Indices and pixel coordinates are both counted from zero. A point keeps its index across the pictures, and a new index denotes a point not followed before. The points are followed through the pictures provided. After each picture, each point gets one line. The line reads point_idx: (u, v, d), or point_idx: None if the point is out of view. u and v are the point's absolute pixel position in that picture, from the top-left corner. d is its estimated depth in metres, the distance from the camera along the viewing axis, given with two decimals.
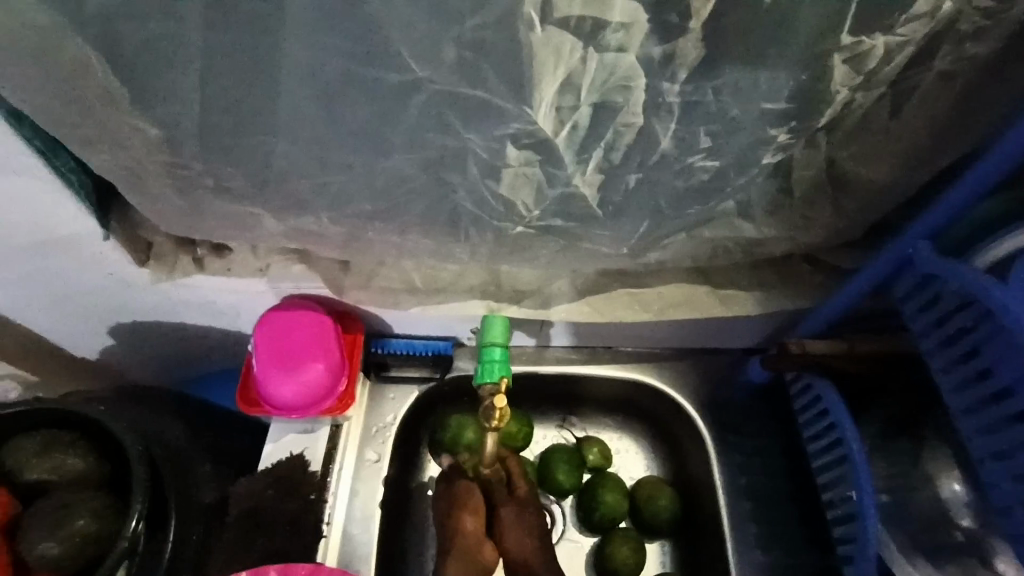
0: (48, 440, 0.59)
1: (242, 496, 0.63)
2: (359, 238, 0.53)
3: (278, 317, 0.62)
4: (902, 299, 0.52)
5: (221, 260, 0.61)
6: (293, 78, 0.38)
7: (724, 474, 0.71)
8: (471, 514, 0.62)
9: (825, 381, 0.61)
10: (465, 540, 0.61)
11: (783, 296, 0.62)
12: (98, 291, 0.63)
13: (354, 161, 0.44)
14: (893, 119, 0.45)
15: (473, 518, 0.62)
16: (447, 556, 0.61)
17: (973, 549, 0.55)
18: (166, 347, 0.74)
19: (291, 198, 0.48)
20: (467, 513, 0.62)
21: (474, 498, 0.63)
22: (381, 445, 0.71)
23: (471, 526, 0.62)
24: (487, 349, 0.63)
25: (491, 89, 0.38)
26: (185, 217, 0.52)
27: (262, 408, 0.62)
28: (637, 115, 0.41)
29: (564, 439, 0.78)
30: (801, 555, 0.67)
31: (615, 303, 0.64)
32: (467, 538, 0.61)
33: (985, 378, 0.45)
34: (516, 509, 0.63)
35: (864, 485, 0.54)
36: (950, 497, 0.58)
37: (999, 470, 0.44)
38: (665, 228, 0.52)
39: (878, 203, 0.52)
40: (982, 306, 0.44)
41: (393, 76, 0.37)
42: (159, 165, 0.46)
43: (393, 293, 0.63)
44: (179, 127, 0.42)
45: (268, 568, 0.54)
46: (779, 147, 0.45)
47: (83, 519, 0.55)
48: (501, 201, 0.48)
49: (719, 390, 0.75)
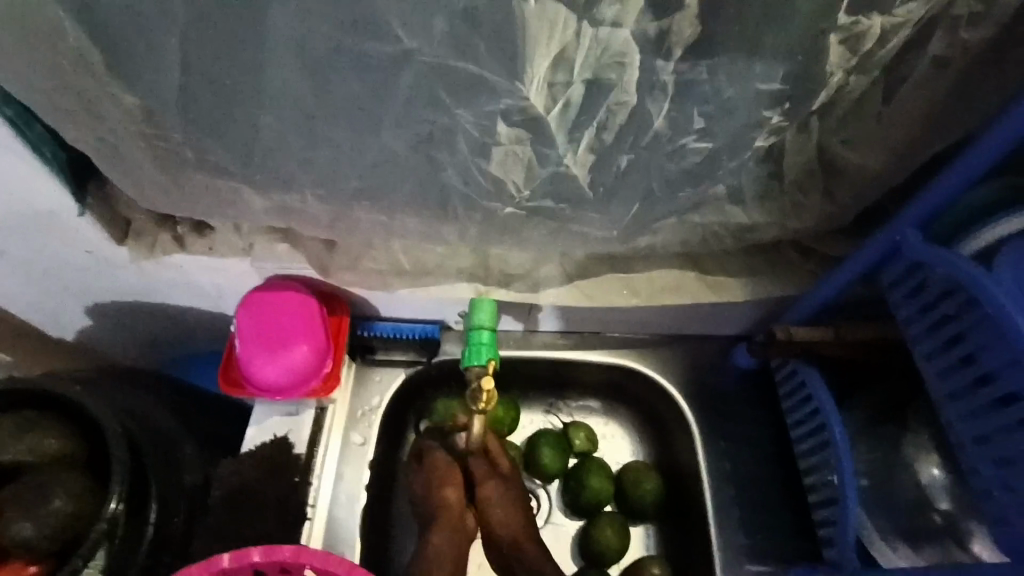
0: (23, 420, 0.58)
1: (227, 476, 0.62)
2: (346, 217, 0.52)
3: (262, 297, 0.61)
4: (889, 286, 0.53)
5: (204, 240, 0.59)
6: (279, 46, 0.36)
7: (710, 459, 0.72)
8: (453, 486, 0.62)
9: (811, 368, 0.62)
10: (450, 509, 0.61)
11: (771, 283, 0.63)
12: (75, 269, 0.61)
13: (342, 135, 0.42)
14: (886, 104, 0.45)
15: (457, 488, 0.62)
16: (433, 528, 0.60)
17: (952, 533, 0.56)
18: (147, 328, 0.73)
19: (276, 173, 0.47)
20: (449, 483, 0.62)
21: (454, 471, 0.63)
22: (367, 428, 0.70)
23: (455, 496, 0.62)
24: (474, 332, 0.62)
25: (483, 63, 0.37)
26: (165, 192, 0.50)
27: (246, 390, 0.61)
28: (630, 93, 0.40)
29: (552, 424, 0.78)
30: (782, 536, 0.68)
31: (604, 288, 0.64)
32: (452, 507, 0.61)
33: (968, 365, 0.45)
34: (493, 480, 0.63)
35: (846, 470, 0.55)
36: (929, 482, 0.58)
37: (981, 454, 0.45)
38: (656, 211, 0.52)
39: (869, 189, 0.52)
40: (967, 294, 0.44)
41: (382, 47, 0.36)
42: (138, 136, 0.44)
43: (380, 275, 0.62)
44: (157, 96, 0.40)
45: (251, 551, 0.53)
46: (772, 130, 0.45)
47: (60, 501, 0.54)
48: (492, 180, 0.47)
49: (706, 376, 0.76)
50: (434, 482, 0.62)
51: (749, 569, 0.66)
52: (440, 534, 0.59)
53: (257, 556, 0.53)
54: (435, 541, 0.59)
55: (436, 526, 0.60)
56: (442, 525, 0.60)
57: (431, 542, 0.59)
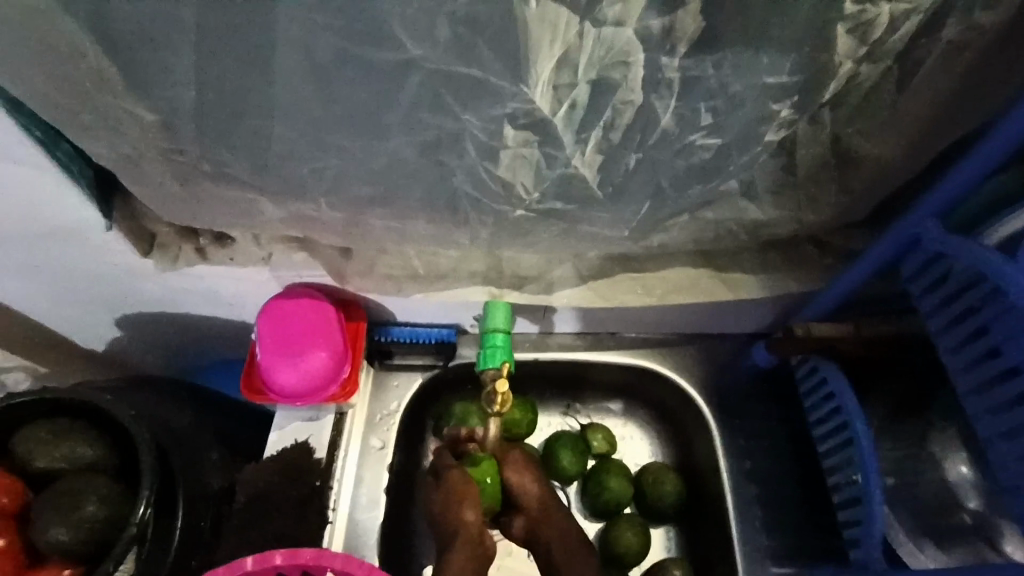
0: (57, 428, 0.60)
1: (249, 480, 0.64)
2: (359, 223, 0.53)
3: (282, 305, 0.62)
4: (909, 279, 0.52)
5: (224, 250, 0.61)
6: (289, 57, 0.37)
7: (729, 459, 0.71)
8: (473, 504, 0.59)
9: (831, 364, 0.60)
10: (471, 530, 0.57)
11: (788, 279, 0.62)
12: (103, 281, 0.63)
13: (353, 143, 0.43)
14: (900, 94, 0.44)
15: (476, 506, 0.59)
16: (453, 548, 0.57)
17: (980, 531, 0.55)
18: (172, 337, 0.75)
19: (289, 182, 0.48)
20: (468, 501, 0.59)
21: (472, 486, 0.60)
22: (385, 432, 0.71)
23: (474, 517, 0.58)
24: (490, 335, 0.63)
25: (487, 66, 0.37)
26: (184, 204, 0.52)
27: (267, 396, 0.62)
28: (636, 92, 0.40)
29: (569, 425, 0.78)
30: (805, 536, 0.67)
31: (617, 288, 0.64)
32: (473, 527, 0.57)
33: (992, 358, 0.44)
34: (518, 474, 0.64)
35: (869, 467, 0.54)
36: (956, 480, 0.58)
37: (1007, 449, 0.43)
38: (666, 209, 0.52)
39: (884, 181, 0.51)
40: (991, 284, 0.43)
41: (389, 55, 0.37)
42: (156, 151, 0.46)
43: (395, 281, 0.63)
44: (174, 110, 0.41)
45: (274, 554, 0.54)
46: (782, 123, 0.44)
47: (93, 506, 0.56)
48: (500, 183, 0.47)
49: (724, 375, 0.75)
50: (451, 501, 0.59)
51: (772, 569, 0.65)
52: (463, 554, 0.56)
53: (280, 560, 0.54)
54: (455, 561, 0.55)
55: (457, 546, 0.57)
56: (462, 542, 0.57)
57: (453, 562, 0.55)
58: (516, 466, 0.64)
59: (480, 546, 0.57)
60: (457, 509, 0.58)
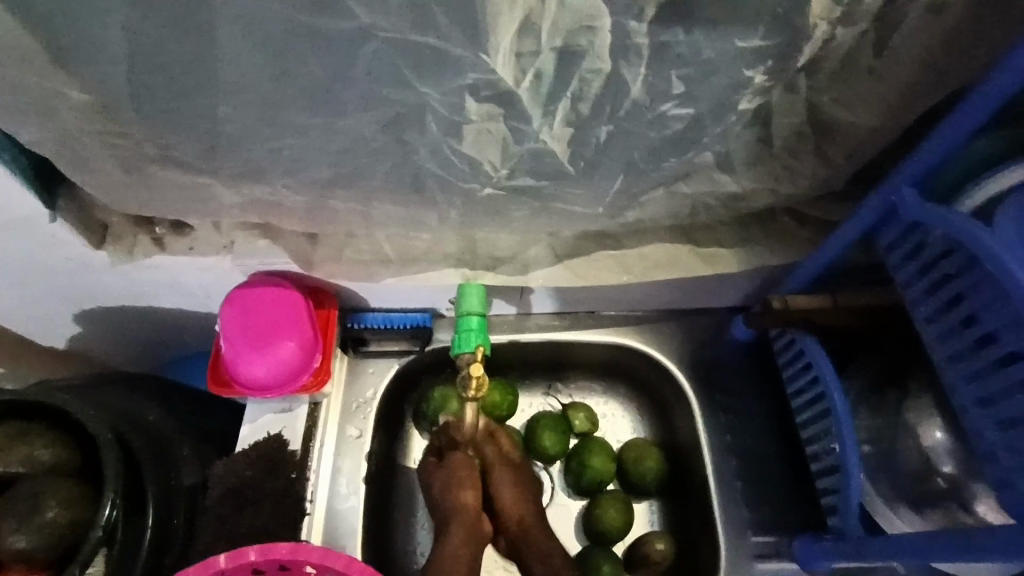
0: (14, 431, 0.57)
1: (223, 476, 0.61)
2: (322, 206, 0.50)
3: (245, 294, 0.59)
4: (887, 248, 0.51)
5: (184, 239, 0.59)
6: (230, 28, 0.34)
7: (711, 433, 0.71)
8: (471, 489, 0.62)
9: (810, 337, 0.61)
10: (468, 514, 0.61)
11: (765, 252, 0.61)
12: (57, 277, 0.60)
13: (306, 120, 0.41)
14: (877, 57, 0.43)
15: (475, 492, 0.62)
16: (448, 530, 0.60)
17: (955, 496, 0.54)
18: (137, 331, 0.72)
19: (243, 165, 0.45)
20: (467, 486, 0.62)
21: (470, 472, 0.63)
22: (362, 421, 0.69)
23: (472, 500, 0.62)
24: (463, 319, 0.62)
25: (444, 34, 0.34)
26: (133, 192, 0.49)
27: (235, 388, 0.60)
28: (604, 60, 0.38)
29: (551, 406, 0.77)
30: (785, 506, 0.67)
31: (596, 266, 0.62)
32: (468, 510, 0.61)
33: (969, 325, 0.44)
34: (514, 497, 0.64)
35: (847, 436, 0.55)
36: (931, 446, 0.56)
37: (983, 416, 0.43)
38: (642, 185, 0.50)
39: (862, 150, 0.50)
40: (968, 251, 0.43)
41: (337, 22, 0.34)
42: (94, 135, 0.42)
43: (365, 265, 0.61)
44: (108, 88, 0.38)
45: (248, 551, 0.52)
46: (757, 91, 0.43)
47: (55, 510, 0.53)
48: (467, 160, 0.45)
49: (704, 352, 0.75)
50: (452, 486, 0.62)
51: (755, 541, 0.66)
52: (458, 538, 0.59)
53: (254, 556, 0.52)
54: (452, 542, 0.59)
55: (453, 529, 0.60)
56: (457, 526, 0.60)
57: (449, 545, 0.58)
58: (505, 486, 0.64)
59: (474, 530, 0.60)
60: (456, 491, 0.62)
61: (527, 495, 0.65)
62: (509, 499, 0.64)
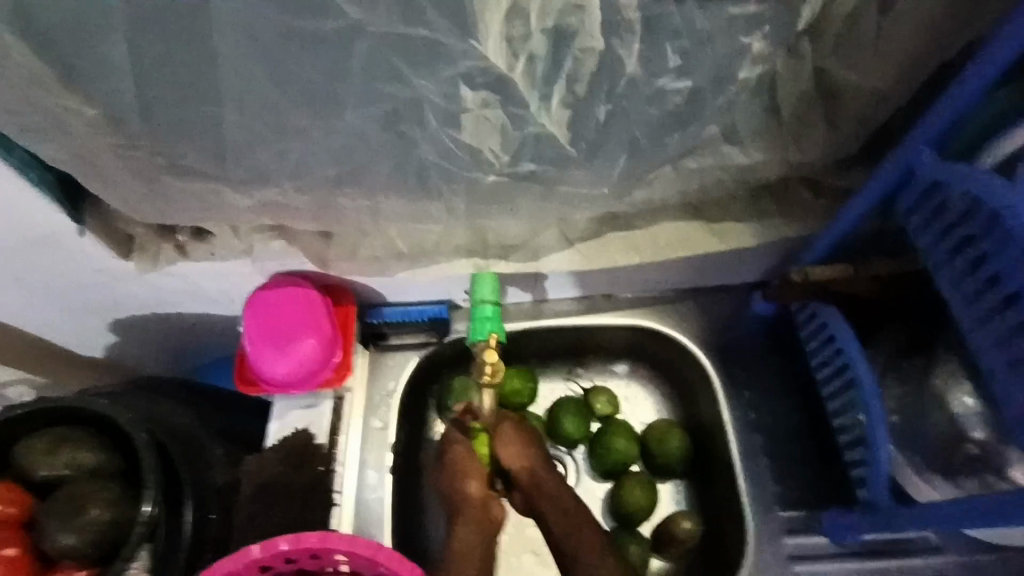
0: (55, 436, 0.59)
1: (254, 472, 0.64)
2: (330, 205, 0.51)
3: (264, 296, 0.61)
4: (906, 213, 0.50)
5: (205, 245, 0.60)
6: (227, 34, 0.35)
7: (734, 411, 0.70)
8: (475, 477, 0.59)
9: (832, 308, 0.60)
10: (473, 501, 0.58)
11: (780, 224, 0.60)
12: (87, 288, 0.62)
13: (308, 122, 0.41)
14: (883, 14, 0.41)
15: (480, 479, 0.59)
16: (459, 523, 0.58)
17: (988, 462, 0.53)
18: (167, 338, 0.75)
19: (251, 170, 0.46)
20: (472, 475, 0.59)
21: (473, 459, 0.59)
22: (386, 413, 0.71)
23: (476, 488, 0.58)
24: (478, 307, 0.62)
25: (434, 25, 0.35)
26: (149, 202, 0.50)
27: (261, 388, 0.62)
28: (596, 38, 0.38)
29: (572, 390, 0.77)
30: (811, 481, 0.67)
31: (607, 250, 0.62)
32: (475, 500, 0.58)
33: (993, 287, 0.43)
34: (513, 449, 0.60)
35: (874, 408, 0.54)
36: (962, 413, 0.55)
37: (1012, 379, 0.42)
38: (646, 163, 0.49)
39: (874, 113, 0.48)
40: (989, 211, 0.41)
41: (327, 21, 0.34)
42: (108, 148, 0.44)
43: (379, 261, 0.62)
44: (117, 102, 0.40)
45: (280, 540, 0.54)
46: (756, 58, 0.42)
47: (98, 509, 0.56)
48: (468, 150, 0.45)
49: (723, 329, 0.74)
50: (455, 473, 0.59)
51: (782, 515, 0.66)
52: (467, 529, 0.57)
53: (287, 545, 0.54)
54: (463, 535, 0.57)
55: (461, 521, 0.58)
56: (468, 520, 0.57)
57: (459, 538, 0.56)
58: (505, 443, 0.60)
59: (484, 520, 0.58)
60: (459, 482, 0.59)
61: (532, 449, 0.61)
62: (508, 454, 0.60)
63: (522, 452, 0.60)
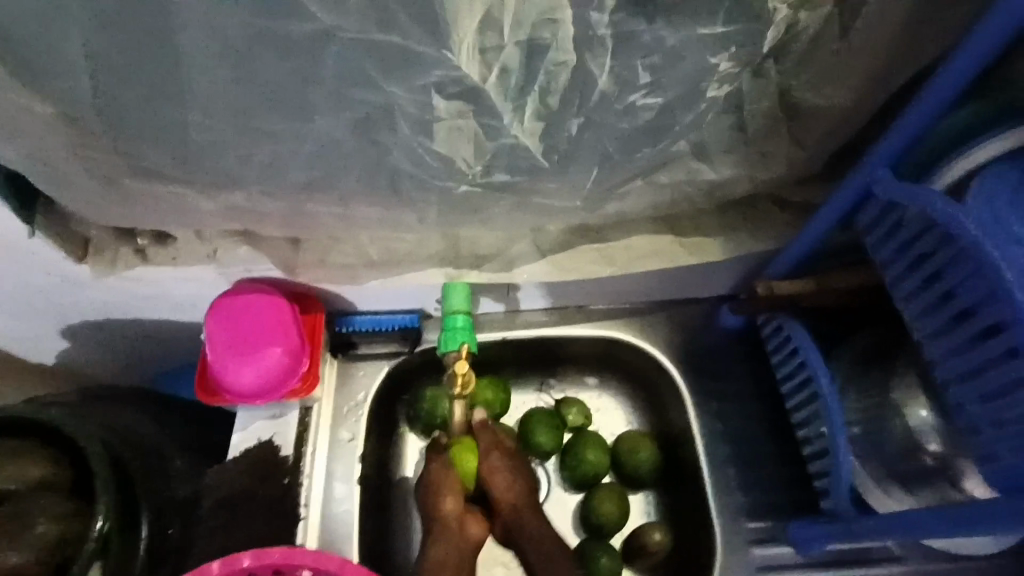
0: (4, 449, 0.56)
1: (215, 486, 0.62)
2: (300, 211, 0.50)
3: (229, 302, 0.59)
4: (867, 229, 0.51)
5: (166, 250, 0.59)
6: (191, 33, 0.34)
7: (702, 422, 0.71)
8: (450, 495, 0.59)
9: (796, 322, 0.61)
10: (449, 516, 0.58)
11: (749, 238, 0.61)
12: (39, 292, 0.60)
13: (277, 127, 0.41)
14: (843, 39, 0.43)
15: (456, 498, 0.59)
16: (433, 543, 0.57)
17: (944, 472, 0.55)
18: (126, 345, 0.72)
19: (217, 174, 0.45)
20: (448, 492, 0.59)
21: (450, 476, 0.60)
22: (355, 424, 0.69)
23: (452, 506, 0.59)
24: (451, 316, 0.61)
25: (406, 33, 0.35)
26: (108, 205, 0.49)
27: (223, 397, 0.60)
28: (569, 52, 0.38)
29: (544, 401, 0.77)
30: (777, 491, 0.68)
31: (583, 259, 0.62)
32: (450, 518, 0.58)
33: (948, 301, 0.44)
34: (503, 479, 0.61)
35: (837, 419, 0.55)
36: (917, 425, 0.57)
37: (966, 391, 0.43)
38: (619, 176, 0.50)
39: (837, 133, 0.50)
40: (943, 229, 0.43)
41: (297, 24, 0.34)
42: (64, 148, 0.42)
43: (350, 268, 0.61)
44: (74, 101, 0.38)
45: (242, 555, 0.52)
46: (723, 78, 0.43)
47: (44, 525, 0.53)
48: (440, 159, 0.45)
49: (694, 342, 0.75)
50: (432, 490, 0.59)
51: (749, 526, 0.66)
52: (441, 549, 0.56)
53: (248, 561, 0.52)
54: (435, 555, 0.56)
55: (435, 539, 0.57)
56: (441, 537, 0.57)
57: (431, 557, 0.56)
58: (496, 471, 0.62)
59: (459, 538, 0.57)
60: (436, 498, 0.59)
61: (521, 480, 0.62)
62: (497, 484, 0.61)
63: (510, 484, 0.61)
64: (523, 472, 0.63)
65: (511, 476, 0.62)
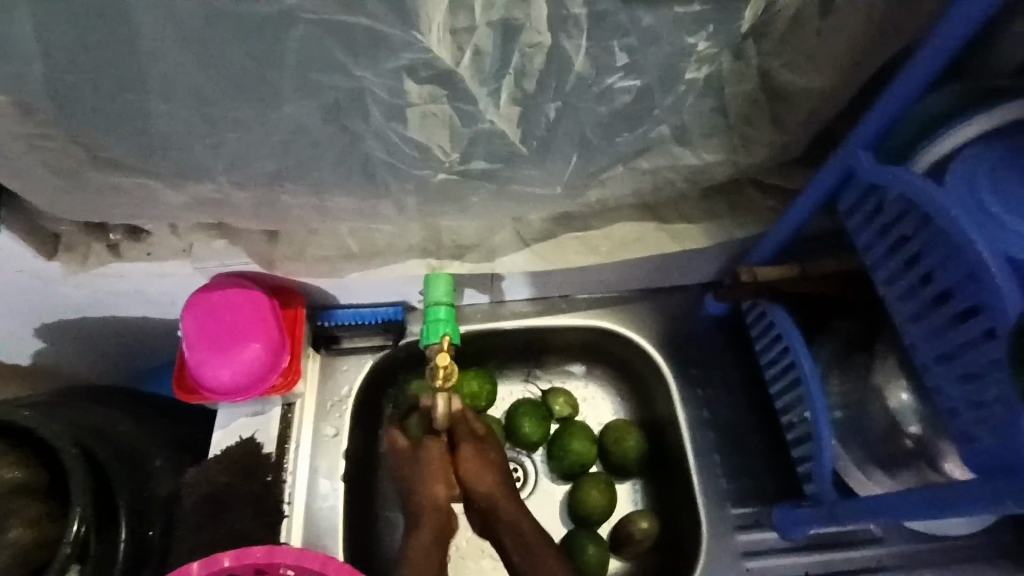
0: None
1: (196, 485, 0.60)
2: (273, 202, 0.49)
3: (206, 298, 0.58)
4: (847, 212, 0.51)
5: (140, 245, 0.57)
6: (147, 15, 0.33)
7: (688, 409, 0.71)
8: (440, 482, 0.57)
9: (779, 308, 0.61)
10: (436, 506, 0.56)
11: (731, 224, 0.61)
12: (10, 291, 0.58)
13: (244, 114, 0.39)
14: (823, 19, 0.42)
15: (445, 487, 0.57)
16: (417, 528, 0.56)
17: (923, 454, 0.55)
18: (102, 343, 0.70)
19: (184, 164, 0.43)
20: (440, 481, 0.57)
21: (443, 465, 0.58)
22: (338, 419, 0.68)
23: (442, 493, 0.57)
24: (432, 308, 0.60)
25: (374, 13, 0.34)
26: (72, 198, 0.47)
27: (201, 395, 0.59)
28: (542, 32, 0.37)
29: (530, 392, 0.76)
30: (762, 477, 0.68)
31: (564, 249, 0.62)
32: (438, 507, 0.56)
33: (927, 284, 0.44)
34: (473, 462, 0.57)
35: (818, 403, 0.55)
36: (897, 407, 0.57)
37: (945, 371, 0.43)
38: (598, 162, 0.49)
39: (817, 115, 0.50)
40: (922, 211, 0.43)
41: (258, 5, 0.33)
42: (21, 138, 0.41)
43: (328, 261, 0.60)
44: (28, 89, 0.37)
45: (221, 556, 0.51)
46: (701, 59, 0.42)
47: (16, 530, 0.52)
48: (415, 146, 0.44)
49: (680, 330, 0.75)
50: (423, 480, 0.57)
51: (735, 512, 0.67)
52: (428, 533, 0.55)
53: (228, 561, 0.51)
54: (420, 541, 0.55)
55: (423, 524, 0.56)
56: (426, 522, 0.56)
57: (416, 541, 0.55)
58: (467, 459, 0.58)
59: (443, 523, 0.56)
60: (425, 485, 0.57)
61: (494, 466, 0.58)
62: (469, 467, 0.57)
63: (491, 474, 0.58)
64: (501, 461, 0.59)
65: (488, 462, 0.58)
